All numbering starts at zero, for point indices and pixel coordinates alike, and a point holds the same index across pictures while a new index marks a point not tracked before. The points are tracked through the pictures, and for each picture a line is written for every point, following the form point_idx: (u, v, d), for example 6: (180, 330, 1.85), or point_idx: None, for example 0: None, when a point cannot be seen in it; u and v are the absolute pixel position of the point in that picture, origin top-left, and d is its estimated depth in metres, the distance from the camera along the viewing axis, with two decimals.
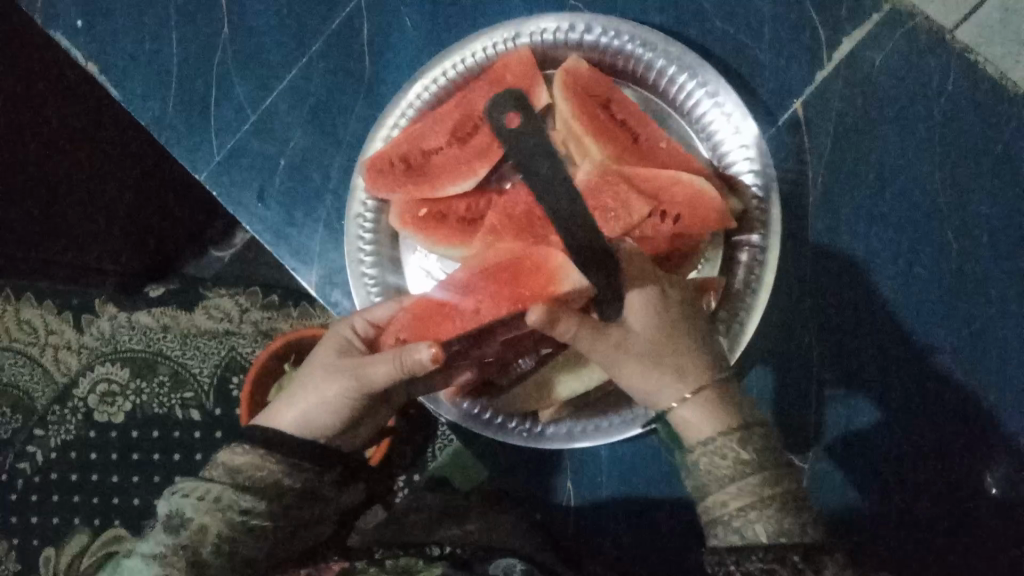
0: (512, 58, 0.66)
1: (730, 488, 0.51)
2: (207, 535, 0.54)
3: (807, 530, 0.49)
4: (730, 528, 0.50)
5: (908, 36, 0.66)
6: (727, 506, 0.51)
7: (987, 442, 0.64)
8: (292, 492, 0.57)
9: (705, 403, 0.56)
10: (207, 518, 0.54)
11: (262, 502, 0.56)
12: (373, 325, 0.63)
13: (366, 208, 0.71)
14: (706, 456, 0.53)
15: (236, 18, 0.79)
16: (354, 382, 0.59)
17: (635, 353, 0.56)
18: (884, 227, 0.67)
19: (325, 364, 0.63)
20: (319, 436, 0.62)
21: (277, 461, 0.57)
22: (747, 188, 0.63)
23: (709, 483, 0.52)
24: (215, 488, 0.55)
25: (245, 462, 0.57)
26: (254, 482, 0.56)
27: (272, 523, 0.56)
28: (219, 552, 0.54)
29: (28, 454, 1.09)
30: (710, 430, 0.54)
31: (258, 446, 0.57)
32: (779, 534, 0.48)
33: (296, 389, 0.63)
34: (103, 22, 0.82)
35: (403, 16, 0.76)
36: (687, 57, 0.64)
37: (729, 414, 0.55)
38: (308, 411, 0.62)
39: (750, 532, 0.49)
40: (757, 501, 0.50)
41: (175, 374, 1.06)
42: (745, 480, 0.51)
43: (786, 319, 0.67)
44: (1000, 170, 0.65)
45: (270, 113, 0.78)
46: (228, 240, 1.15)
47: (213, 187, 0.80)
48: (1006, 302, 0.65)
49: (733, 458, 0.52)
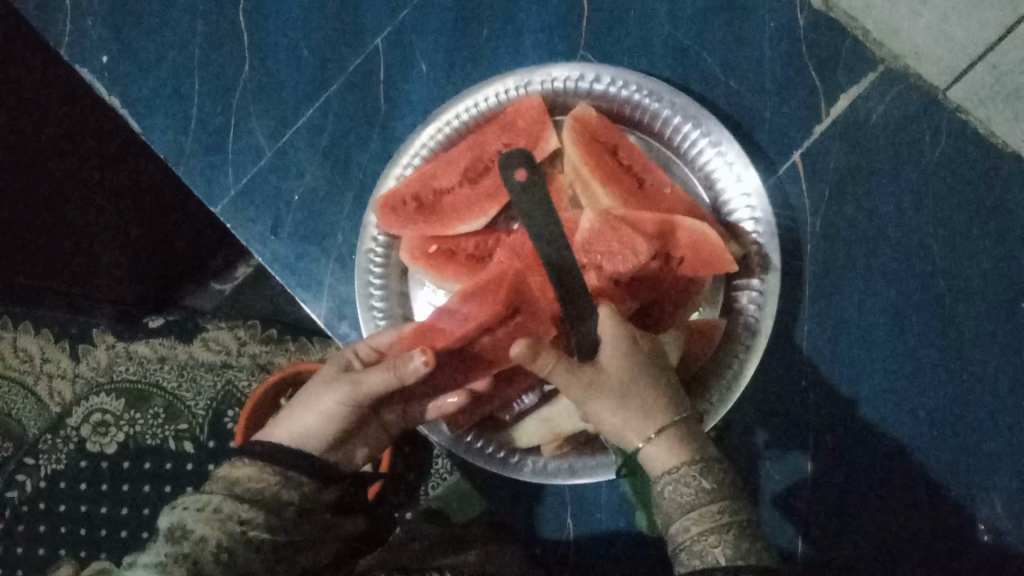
0: (524, 104, 0.69)
1: (692, 515, 0.52)
2: (207, 543, 0.53)
3: (763, 555, 0.50)
4: (692, 553, 0.51)
5: (903, 95, 0.70)
6: (689, 530, 0.52)
7: (975, 485, 0.67)
8: (291, 506, 0.58)
9: (667, 440, 0.56)
10: (207, 527, 0.54)
11: (261, 513, 0.56)
12: (375, 351, 0.65)
13: (377, 244, 0.73)
14: (668, 485, 0.54)
15: (257, 58, 0.82)
16: (350, 391, 0.62)
17: (609, 390, 0.57)
18: (879, 276, 0.69)
19: (322, 381, 0.65)
20: (313, 447, 0.63)
21: (275, 474, 0.59)
22: (747, 234, 0.66)
23: (673, 511, 0.53)
24: (215, 498, 0.56)
25: (245, 475, 0.58)
26: (253, 493, 0.57)
27: (271, 536, 0.56)
28: (219, 561, 0.53)
29: (17, 484, 1.08)
30: (674, 461, 0.55)
31: (257, 459, 0.60)
32: (737, 558, 0.50)
33: (295, 407, 0.65)
34: (127, 59, 0.85)
35: (419, 61, 0.79)
36: (692, 108, 0.67)
37: (692, 446, 0.55)
38: (303, 425, 0.63)
39: (710, 556, 0.50)
40: (717, 527, 0.51)
41: (169, 406, 1.07)
42: (706, 506, 0.52)
43: (781, 367, 0.70)
44: (989, 223, 0.68)
45: (285, 150, 0.81)
46: (230, 272, 1.11)
47: (227, 220, 0.82)
48: (996, 352, 0.67)
49: (695, 486, 0.53)
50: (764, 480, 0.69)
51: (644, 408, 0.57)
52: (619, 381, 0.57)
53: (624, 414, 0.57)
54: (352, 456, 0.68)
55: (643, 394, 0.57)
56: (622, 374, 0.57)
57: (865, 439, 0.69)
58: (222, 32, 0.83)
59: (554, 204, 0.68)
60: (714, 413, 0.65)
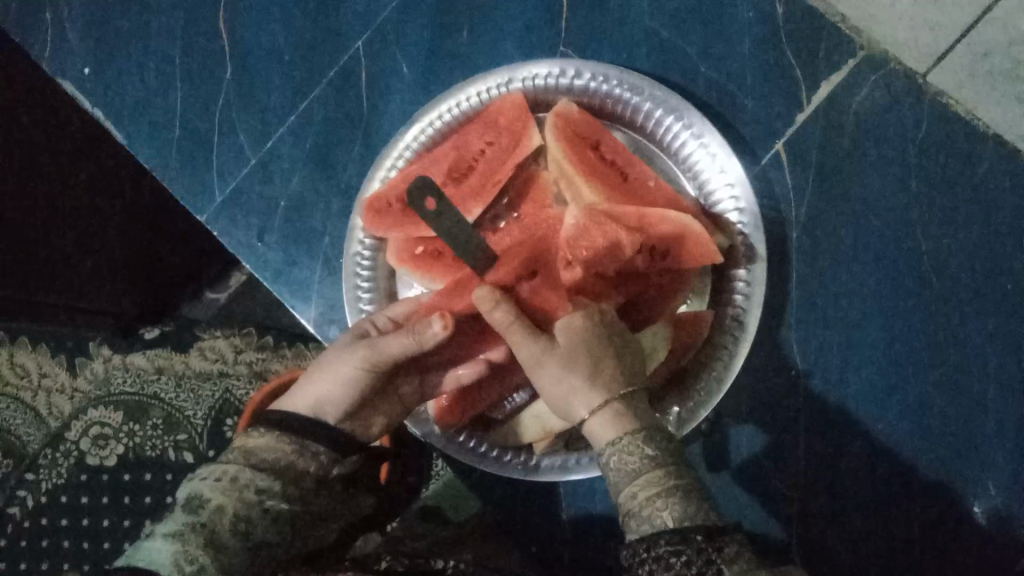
0: (505, 102, 0.69)
1: (638, 481, 0.50)
2: (225, 514, 0.55)
3: (712, 515, 0.49)
4: (641, 519, 0.49)
5: (884, 80, 0.70)
6: (637, 497, 0.50)
7: (971, 466, 0.67)
8: (307, 476, 0.59)
9: (608, 412, 0.55)
10: (225, 497, 0.55)
11: (278, 483, 0.57)
12: (394, 321, 0.65)
13: (364, 247, 0.73)
14: (614, 456, 0.52)
15: (238, 66, 0.82)
16: (368, 357, 0.61)
17: (562, 356, 0.57)
18: (865, 262, 0.69)
19: (337, 349, 0.64)
20: (329, 415, 0.62)
21: (291, 442, 0.59)
22: (733, 224, 0.66)
23: (620, 481, 0.52)
24: (232, 469, 0.56)
25: (262, 444, 0.58)
26: (270, 463, 0.57)
27: (289, 506, 0.58)
28: (236, 531, 0.55)
29: (18, 499, 1.06)
30: (617, 431, 0.53)
31: (274, 428, 0.59)
32: (684, 518, 0.48)
33: (309, 375, 0.64)
34: (109, 70, 0.85)
35: (400, 62, 0.79)
36: (673, 100, 0.67)
37: (635, 420, 0.54)
38: (321, 391, 0.62)
39: (659, 519, 0.48)
40: (662, 490, 0.49)
41: (168, 417, 1.04)
42: (651, 472, 0.50)
43: (769, 356, 0.70)
44: (974, 205, 0.68)
45: (269, 157, 0.81)
46: (224, 282, 1.13)
47: (214, 227, 0.82)
48: (985, 333, 0.67)
49: (639, 453, 0.51)
50: (758, 469, 0.70)
51: (593, 377, 0.56)
52: (575, 352, 0.57)
53: (573, 379, 0.57)
54: (368, 428, 0.66)
55: (595, 367, 0.57)
56: (581, 344, 0.57)
57: (855, 427, 0.69)
58: (202, 41, 0.83)
59: (540, 202, 0.68)
60: (706, 403, 0.65)
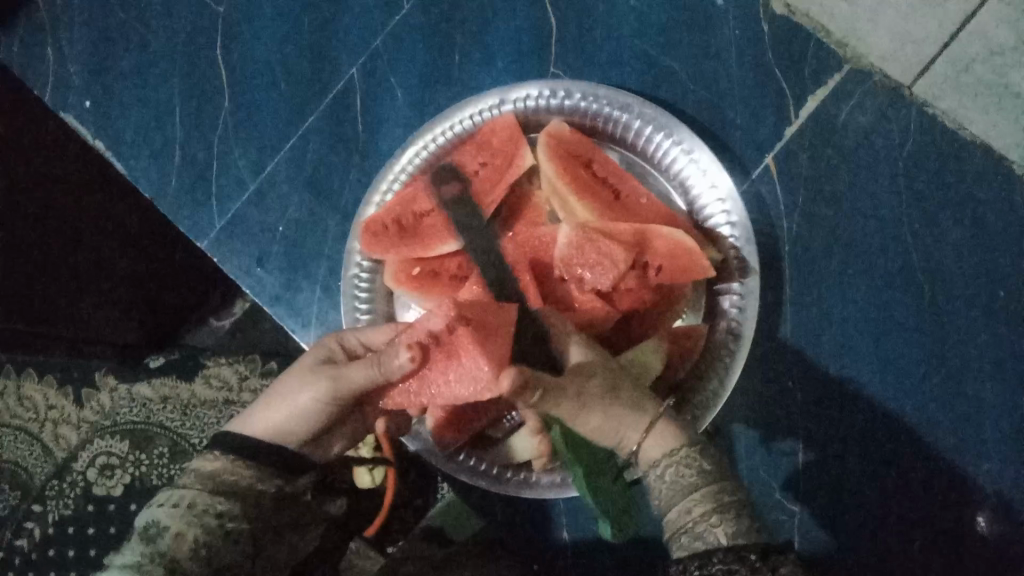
0: (498, 124, 0.70)
1: (695, 496, 0.52)
2: (184, 540, 0.56)
3: (762, 534, 0.51)
4: (694, 534, 0.51)
5: (869, 92, 0.71)
6: (692, 512, 0.52)
7: (970, 474, 0.67)
8: (266, 495, 0.60)
9: (660, 429, 0.57)
10: (183, 524, 0.56)
11: (237, 506, 0.58)
12: (365, 347, 0.63)
13: (361, 269, 0.74)
14: (672, 468, 0.54)
15: (235, 94, 0.84)
16: (332, 386, 0.59)
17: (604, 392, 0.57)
18: (857, 272, 0.70)
19: (303, 370, 0.62)
20: (291, 441, 0.62)
21: (249, 467, 0.59)
22: (724, 238, 0.67)
23: (675, 494, 0.53)
24: (189, 494, 0.58)
25: (219, 467, 0.59)
26: (228, 486, 0.58)
27: (248, 526, 0.58)
28: (196, 557, 0.56)
29: (26, 531, 1.07)
30: (670, 446, 0.56)
31: (229, 453, 0.59)
32: (738, 536, 0.50)
33: (268, 396, 0.63)
34: (108, 102, 0.87)
35: (394, 87, 0.80)
36: (662, 117, 0.68)
37: (684, 438, 0.57)
38: (280, 418, 0.61)
39: (712, 536, 0.50)
40: (718, 507, 0.51)
41: (174, 445, 1.05)
42: (708, 487, 0.52)
43: (765, 368, 0.71)
44: (963, 213, 0.69)
45: (266, 184, 0.82)
46: (228, 309, 1.10)
47: (214, 254, 0.83)
48: (980, 340, 0.68)
49: (697, 467, 0.53)
50: (757, 488, 0.70)
51: (637, 406, 0.58)
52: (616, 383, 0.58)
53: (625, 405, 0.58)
54: (328, 448, 0.66)
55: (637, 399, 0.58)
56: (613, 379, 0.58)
57: (854, 437, 0.69)
58: (200, 71, 0.85)
59: (533, 220, 0.69)
60: (704, 417, 0.65)
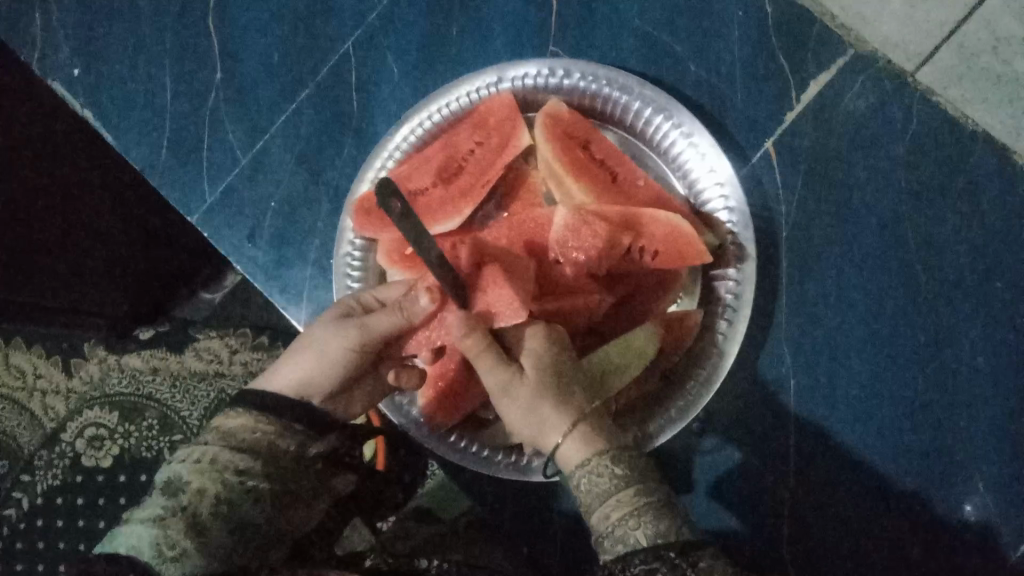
0: (495, 102, 0.68)
1: (610, 502, 0.51)
2: (206, 495, 0.55)
3: (683, 529, 0.50)
4: (615, 539, 0.51)
5: (873, 78, 0.70)
6: (609, 518, 0.51)
7: (962, 466, 0.67)
8: (286, 455, 0.60)
9: (579, 433, 0.54)
10: (203, 480, 0.56)
11: (258, 463, 0.58)
12: (380, 301, 0.63)
13: (354, 247, 0.73)
14: (584, 478, 0.53)
15: (229, 66, 0.82)
16: (355, 331, 0.60)
17: (527, 387, 0.55)
18: (854, 261, 0.69)
19: (322, 325, 0.63)
20: (315, 396, 0.62)
21: (271, 423, 0.60)
22: (722, 223, 0.66)
23: (591, 502, 0.53)
24: (211, 450, 0.57)
25: (240, 425, 0.59)
26: (250, 443, 0.58)
27: (268, 485, 0.58)
28: (217, 513, 0.55)
29: (14, 501, 1.05)
30: (585, 452, 0.54)
31: (251, 407, 0.60)
32: (658, 536, 0.49)
33: (291, 353, 0.63)
34: (99, 71, 0.85)
35: (390, 62, 0.78)
36: (662, 99, 0.67)
37: (605, 439, 0.54)
38: (304, 370, 0.62)
39: (631, 539, 0.50)
40: (634, 510, 0.50)
41: (164, 418, 1.04)
42: (623, 492, 0.51)
43: (759, 356, 0.70)
44: (962, 204, 0.68)
45: (259, 158, 0.81)
46: (219, 282, 1.11)
47: (204, 228, 0.82)
48: (973, 332, 0.68)
49: (609, 474, 0.52)
50: (748, 476, 0.70)
51: (563, 401, 0.55)
52: (544, 376, 0.56)
53: (563, 396, 0.55)
54: (351, 409, 0.66)
55: (562, 390, 0.56)
56: (547, 372, 0.56)
57: (844, 426, 0.69)
58: (193, 42, 0.83)
59: (529, 201, 0.68)
60: (697, 403, 0.65)
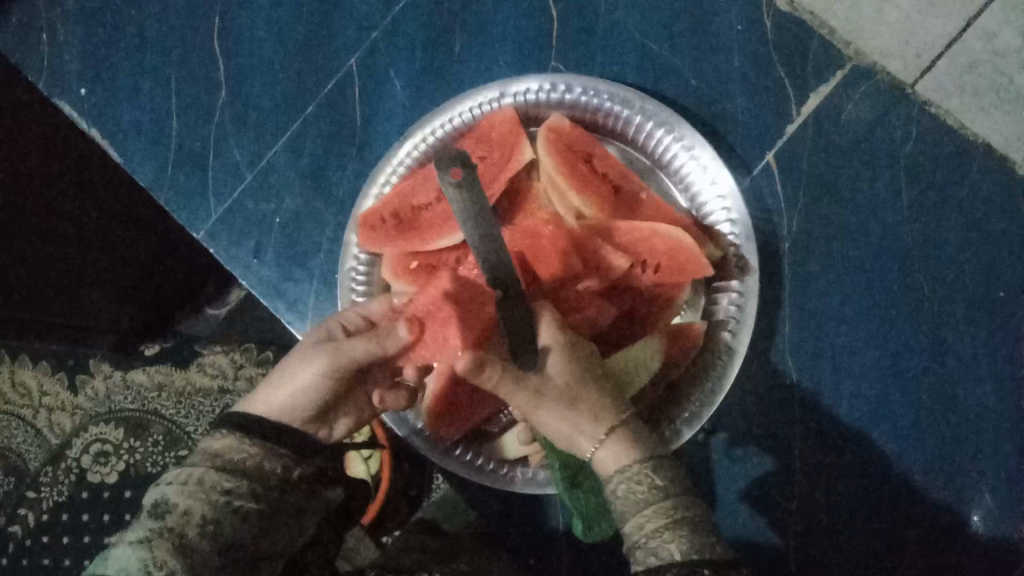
0: (498, 118, 0.69)
1: (647, 511, 0.51)
2: (192, 517, 0.53)
3: (719, 546, 0.50)
4: (649, 550, 0.50)
5: (872, 91, 0.70)
6: (644, 527, 0.50)
7: (967, 475, 0.67)
8: (273, 476, 0.57)
9: (618, 438, 0.55)
10: (189, 501, 0.54)
11: (245, 483, 0.55)
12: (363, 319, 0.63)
13: (358, 262, 0.73)
14: (622, 484, 0.53)
15: (234, 84, 0.83)
16: (331, 351, 0.59)
17: (556, 397, 0.56)
18: (857, 271, 0.70)
19: (304, 349, 0.62)
20: (295, 421, 0.60)
21: (255, 444, 0.57)
22: (725, 236, 0.66)
23: (626, 510, 0.52)
24: (196, 471, 0.55)
25: (226, 445, 0.56)
26: (236, 464, 0.56)
27: (255, 506, 0.56)
28: (204, 534, 0.54)
29: (20, 517, 1.06)
30: (626, 458, 0.54)
31: (236, 430, 0.57)
32: (693, 551, 0.48)
33: (272, 378, 0.62)
34: (105, 90, 0.86)
35: (393, 78, 0.79)
36: (664, 113, 0.68)
37: (643, 447, 0.55)
38: (286, 396, 0.60)
39: (665, 551, 0.49)
40: (671, 522, 0.50)
41: (169, 433, 1.05)
42: (660, 503, 0.51)
43: (764, 367, 0.70)
44: (963, 214, 0.69)
45: (264, 174, 0.81)
46: (223, 298, 1.10)
47: (210, 245, 0.82)
48: (976, 341, 0.68)
49: (648, 483, 0.52)
50: (755, 489, 0.69)
51: (593, 413, 0.56)
52: (574, 385, 0.56)
53: (593, 406, 0.56)
54: (334, 433, 0.64)
55: (590, 397, 0.57)
56: (575, 379, 0.56)
57: (849, 437, 0.69)
58: (198, 61, 0.84)
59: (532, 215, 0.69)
60: (701, 415, 0.65)
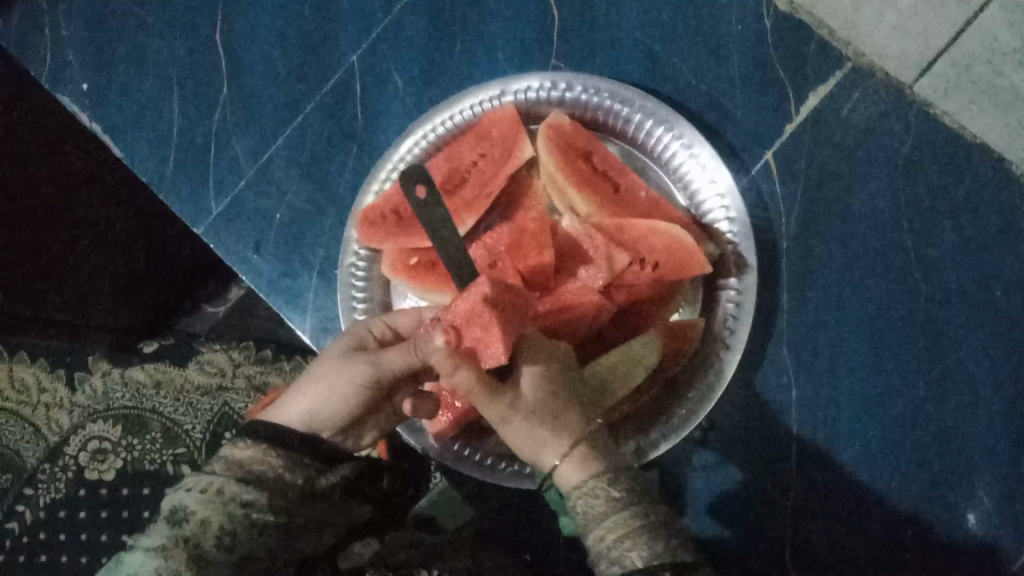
0: (498, 114, 0.69)
1: (606, 522, 0.51)
2: (209, 528, 0.55)
3: (679, 552, 0.50)
4: (610, 561, 0.50)
5: (871, 90, 0.71)
6: (605, 539, 0.51)
7: (964, 473, 0.67)
8: (293, 487, 0.58)
9: (578, 452, 0.55)
10: (208, 511, 0.55)
11: (264, 496, 0.56)
12: (391, 330, 0.63)
13: (358, 258, 0.74)
14: (581, 499, 0.53)
15: (235, 80, 0.83)
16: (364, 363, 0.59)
17: (525, 413, 0.55)
18: (854, 270, 0.70)
19: (334, 357, 0.62)
20: (327, 428, 0.61)
21: (278, 455, 0.58)
22: (723, 234, 0.67)
23: (586, 522, 0.53)
24: (217, 480, 0.56)
25: (249, 456, 0.57)
26: (257, 475, 0.57)
27: (272, 518, 0.57)
28: (220, 545, 0.55)
29: (16, 515, 0.96)
30: (586, 473, 0.54)
31: (262, 441, 0.58)
32: (653, 557, 0.49)
33: (303, 382, 0.62)
34: (107, 85, 0.87)
35: (393, 76, 0.79)
36: (663, 111, 0.68)
37: (605, 461, 0.55)
38: (317, 404, 0.61)
39: (627, 561, 0.50)
40: (628, 531, 0.50)
41: (166, 430, 0.97)
42: (617, 514, 0.51)
43: (760, 364, 0.70)
44: (961, 213, 0.69)
45: (265, 170, 0.82)
46: (223, 295, 1.14)
47: (211, 240, 0.83)
48: (973, 340, 0.68)
49: (604, 495, 0.52)
50: (753, 485, 0.70)
51: (561, 424, 0.55)
52: (548, 402, 0.56)
53: (560, 422, 0.56)
54: (360, 440, 0.66)
55: (560, 413, 0.56)
56: (550, 395, 0.56)
57: (845, 435, 0.69)
58: (200, 57, 0.84)
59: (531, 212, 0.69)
60: (700, 411, 0.65)
